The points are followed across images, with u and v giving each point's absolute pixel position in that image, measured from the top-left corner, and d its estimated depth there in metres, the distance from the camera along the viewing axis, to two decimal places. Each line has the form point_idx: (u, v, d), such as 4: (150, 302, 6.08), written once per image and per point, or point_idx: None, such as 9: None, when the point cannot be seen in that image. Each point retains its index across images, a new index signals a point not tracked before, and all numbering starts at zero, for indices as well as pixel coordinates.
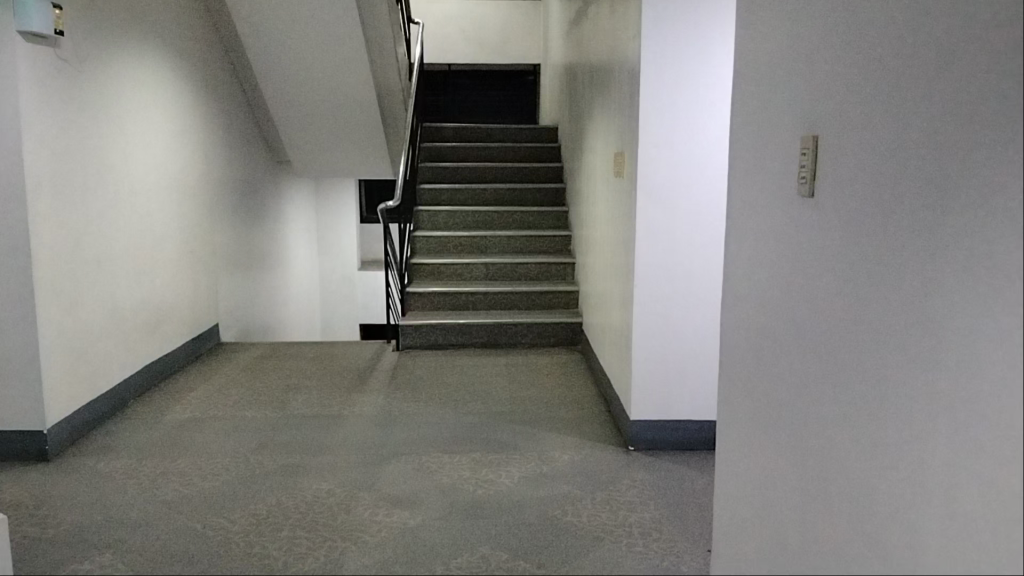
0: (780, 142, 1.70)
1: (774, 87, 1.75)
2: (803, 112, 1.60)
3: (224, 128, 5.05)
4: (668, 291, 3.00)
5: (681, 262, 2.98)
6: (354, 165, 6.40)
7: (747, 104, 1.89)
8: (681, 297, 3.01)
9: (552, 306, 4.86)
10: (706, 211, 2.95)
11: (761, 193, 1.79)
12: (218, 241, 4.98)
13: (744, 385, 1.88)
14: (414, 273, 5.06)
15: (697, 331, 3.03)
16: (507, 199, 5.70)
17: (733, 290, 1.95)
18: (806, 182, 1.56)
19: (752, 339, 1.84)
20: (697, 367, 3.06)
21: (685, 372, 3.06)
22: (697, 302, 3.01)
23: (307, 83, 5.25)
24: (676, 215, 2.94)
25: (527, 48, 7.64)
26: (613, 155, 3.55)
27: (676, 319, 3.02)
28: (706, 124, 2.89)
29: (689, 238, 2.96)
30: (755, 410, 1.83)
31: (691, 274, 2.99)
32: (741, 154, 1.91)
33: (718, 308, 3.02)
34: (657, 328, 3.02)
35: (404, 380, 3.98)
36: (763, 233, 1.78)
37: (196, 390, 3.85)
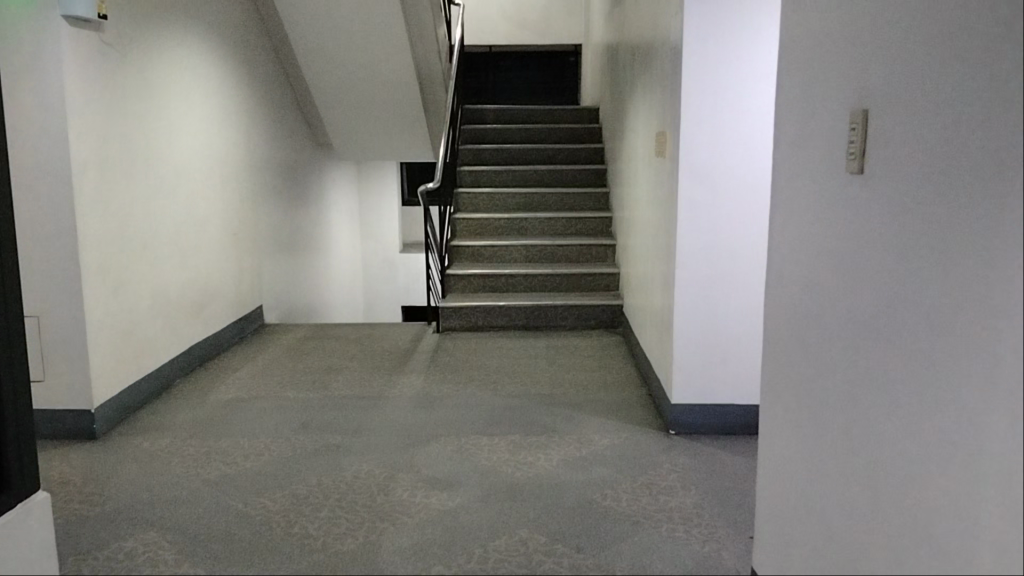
0: (827, 120, 1.64)
1: (820, 64, 1.69)
2: (851, 87, 1.53)
3: (267, 113, 5.09)
4: (711, 273, 2.94)
5: (723, 244, 2.92)
6: (395, 148, 6.42)
7: (791, 80, 1.83)
8: (724, 279, 2.95)
9: (593, 288, 4.82)
10: (750, 191, 2.89)
11: (806, 173, 1.74)
12: (262, 224, 5.03)
13: (789, 370, 1.84)
14: (454, 255, 5.05)
15: (740, 314, 2.97)
16: (547, 181, 5.65)
17: (776, 274, 1.90)
18: (855, 158, 1.49)
19: (797, 323, 1.79)
20: (741, 351, 3.00)
21: (728, 354, 3.00)
22: (741, 284, 2.95)
23: (347, 66, 5.25)
24: (720, 197, 2.88)
25: (569, 28, 7.55)
26: (655, 135, 3.49)
27: (719, 301, 2.96)
28: (751, 101, 2.82)
29: (732, 219, 2.90)
30: (799, 396, 1.78)
31: (735, 257, 2.93)
32: (786, 132, 1.86)
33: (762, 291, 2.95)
34: (700, 312, 2.97)
35: (444, 362, 3.98)
36: (809, 215, 1.73)
37: (239, 371, 3.89)
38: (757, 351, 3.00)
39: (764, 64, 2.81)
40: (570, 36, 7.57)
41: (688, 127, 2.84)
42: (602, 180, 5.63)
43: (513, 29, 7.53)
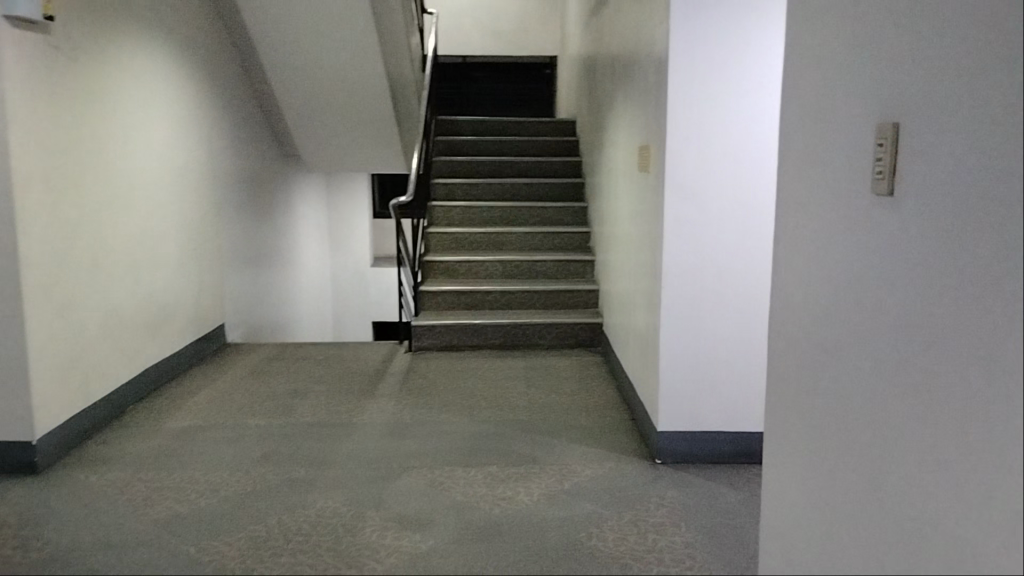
0: (846, 136, 1.49)
1: (834, 76, 1.54)
2: (876, 100, 1.39)
3: (230, 124, 4.89)
4: (701, 294, 2.79)
5: (711, 262, 2.77)
6: (366, 160, 6.23)
7: (800, 92, 1.69)
8: (713, 300, 2.80)
9: (572, 305, 4.66)
10: (740, 208, 2.74)
11: (820, 195, 1.59)
12: (225, 239, 4.82)
13: (799, 407, 1.68)
14: (428, 271, 4.86)
15: (730, 337, 2.82)
16: (523, 194, 5.49)
17: (784, 303, 1.75)
18: (884, 179, 1.34)
19: (809, 358, 1.63)
20: (730, 376, 2.85)
21: (718, 380, 2.85)
22: (732, 305, 2.80)
23: (315, 73, 5.06)
24: (708, 213, 2.73)
25: (545, 39, 7.42)
26: (637, 148, 3.34)
27: (709, 324, 2.81)
28: (739, 115, 2.68)
29: (720, 236, 2.75)
30: (813, 437, 1.62)
31: (724, 276, 2.78)
32: (795, 144, 1.71)
33: (752, 313, 2.81)
34: (690, 335, 2.81)
35: (416, 384, 3.79)
36: (824, 240, 1.57)
37: (198, 395, 3.67)
38: (748, 376, 2.85)
39: (755, 72, 2.67)
40: (547, 48, 7.45)
41: (674, 137, 2.69)
42: (579, 194, 5.48)
43: (488, 40, 7.38)
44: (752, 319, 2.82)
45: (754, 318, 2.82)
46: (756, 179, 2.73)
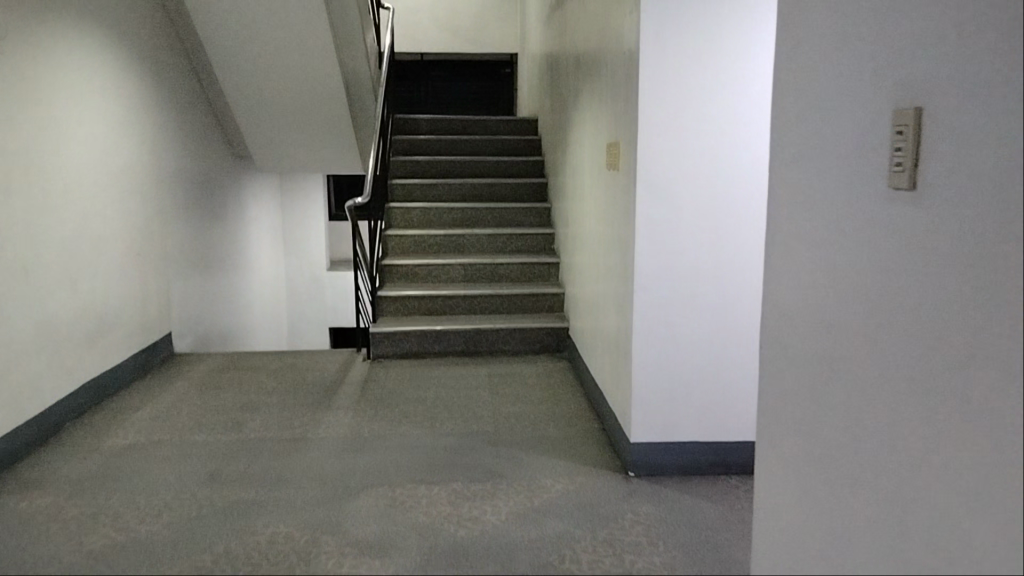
0: (850, 125, 1.35)
1: (833, 60, 1.41)
2: (885, 82, 1.25)
3: (175, 122, 4.65)
4: (674, 297, 2.66)
5: (685, 264, 2.64)
6: (321, 160, 6.02)
7: (794, 80, 1.55)
8: (687, 304, 2.67)
9: (536, 309, 4.51)
10: (715, 208, 2.62)
11: (818, 192, 1.46)
12: (171, 243, 4.58)
13: (793, 423, 1.54)
14: (386, 275, 4.68)
15: (704, 343, 2.70)
16: (484, 195, 5.33)
17: (777, 310, 1.61)
18: (905, 169, 1.18)
19: (804, 369, 1.50)
20: (705, 383, 2.72)
21: (692, 387, 2.72)
22: (706, 309, 2.68)
23: (266, 68, 4.84)
24: (682, 212, 2.60)
25: (504, 37, 7.28)
26: (605, 145, 3.20)
27: (683, 329, 2.68)
28: (712, 110, 2.57)
29: (693, 237, 2.62)
30: (808, 455, 1.48)
31: (699, 278, 2.66)
32: (788, 137, 1.58)
33: (727, 317, 2.69)
34: (663, 340, 2.68)
35: (375, 395, 3.61)
36: (821, 239, 1.44)
37: (142, 410, 3.45)
38: (724, 383, 2.73)
39: (729, 64, 2.55)
40: (506, 47, 7.30)
41: (646, 132, 2.56)
42: (542, 195, 5.35)
43: (446, 37, 7.22)
44: (728, 323, 2.70)
45: (730, 322, 2.69)
46: (731, 177, 2.61)
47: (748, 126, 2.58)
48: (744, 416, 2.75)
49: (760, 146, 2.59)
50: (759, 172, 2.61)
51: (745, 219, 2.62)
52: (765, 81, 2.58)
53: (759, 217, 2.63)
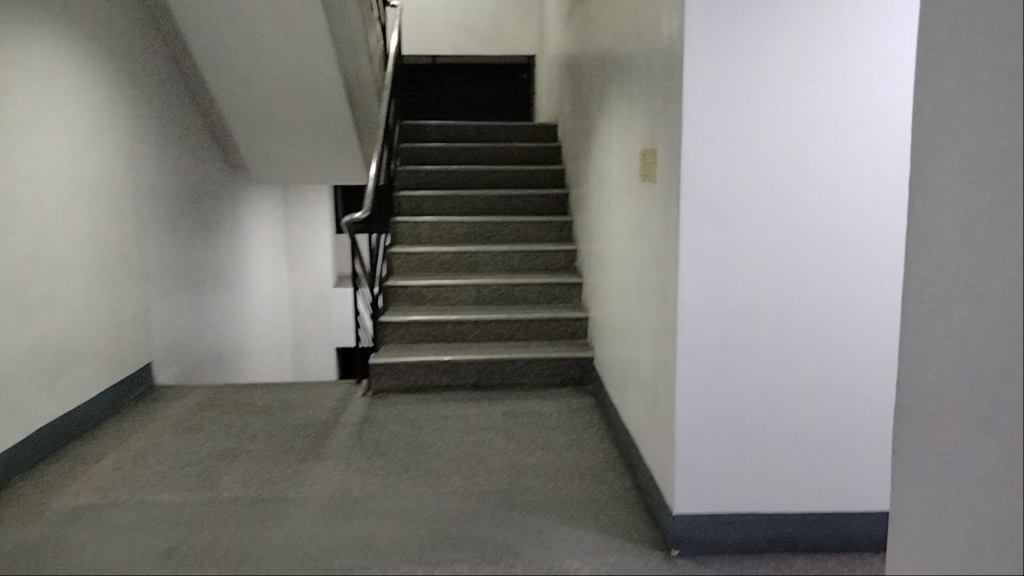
0: None
1: None
2: None
3: (157, 130, 4.24)
4: (726, 335, 2.21)
5: (739, 298, 2.20)
6: (322, 171, 5.59)
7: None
8: (741, 346, 2.22)
9: (557, 336, 4.03)
10: (776, 229, 2.18)
11: None
12: (152, 264, 4.14)
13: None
14: (390, 298, 4.20)
15: (762, 393, 2.24)
16: (499, 208, 4.87)
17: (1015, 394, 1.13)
18: None
19: None
20: (765, 437, 2.26)
21: (750, 442, 2.26)
22: (766, 347, 2.22)
23: (258, 68, 4.42)
24: (734, 235, 2.17)
25: (522, 37, 6.82)
26: (637, 152, 2.72)
27: (737, 372, 2.22)
28: (773, 112, 2.13)
29: (749, 265, 2.19)
30: None
31: (755, 312, 2.21)
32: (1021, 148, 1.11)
33: (789, 361, 2.24)
34: (714, 387, 2.22)
35: (373, 441, 3.15)
36: None
37: (104, 460, 3.01)
38: (789, 437, 2.26)
39: (793, 49, 2.11)
40: (523, 48, 6.83)
41: (690, 132, 2.11)
42: (562, 207, 4.88)
43: (458, 38, 6.77)
44: (793, 364, 2.24)
45: (794, 363, 2.24)
46: (795, 187, 2.16)
47: (815, 133, 2.15)
48: (811, 478, 2.28)
49: (829, 153, 2.16)
50: (828, 179, 2.16)
51: (811, 243, 2.19)
52: (838, 75, 2.13)
53: (828, 241, 2.19)
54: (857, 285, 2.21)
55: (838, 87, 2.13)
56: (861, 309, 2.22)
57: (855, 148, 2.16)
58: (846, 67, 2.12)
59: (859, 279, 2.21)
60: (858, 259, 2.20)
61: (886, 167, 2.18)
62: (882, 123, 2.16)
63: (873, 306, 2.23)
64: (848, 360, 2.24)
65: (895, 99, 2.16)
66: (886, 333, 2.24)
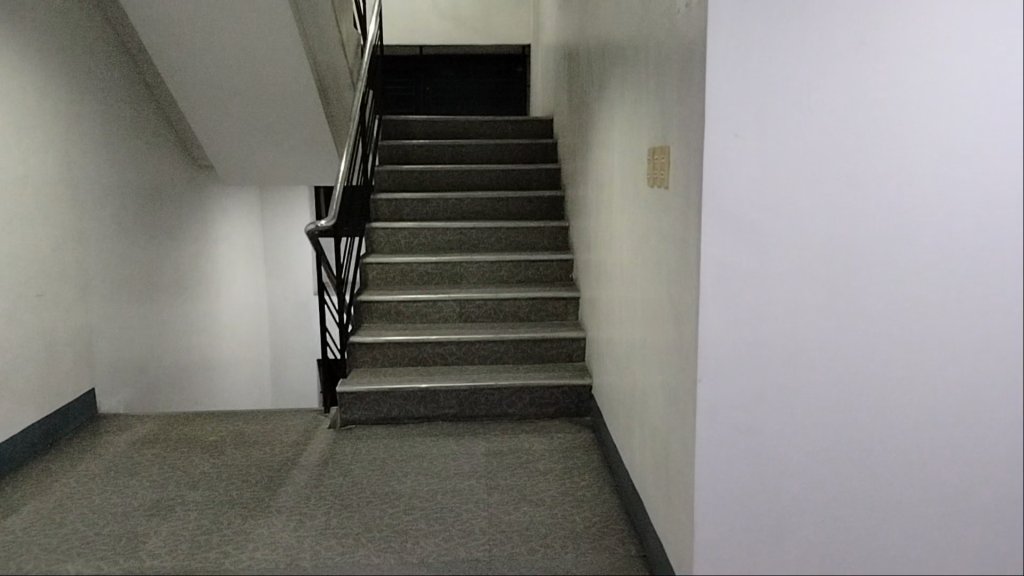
0: None
1: None
2: None
3: (102, 128, 3.77)
4: (758, 381, 1.82)
5: (772, 336, 1.81)
6: (297, 170, 5.13)
7: None
8: (774, 395, 1.83)
9: (551, 358, 3.57)
10: (818, 255, 1.79)
11: None
12: (97, 277, 3.68)
13: None
14: (362, 315, 3.74)
15: (799, 450, 1.86)
16: (488, 212, 4.40)
17: None
18: None
19: None
20: (801, 505, 1.88)
21: (782, 510, 1.88)
22: (804, 394, 1.84)
23: (217, 55, 3.95)
24: (768, 261, 1.78)
25: (517, 24, 6.34)
26: (644, 151, 2.26)
27: (769, 425, 1.84)
28: (814, 110, 1.75)
29: (785, 296, 1.80)
30: None
31: (792, 352, 1.82)
32: None
33: (830, 411, 1.85)
34: (742, 444, 1.84)
35: (334, 489, 2.70)
36: None
37: (15, 514, 2.55)
38: (831, 503, 1.89)
39: (835, 27, 1.73)
40: (518, 39, 6.35)
41: (714, 127, 1.72)
42: (557, 211, 4.42)
43: (448, 26, 6.29)
44: (836, 415, 1.86)
45: (840, 412, 1.86)
46: (841, 199, 1.78)
47: (865, 135, 1.77)
48: (854, 551, 1.91)
49: (880, 162, 1.78)
50: (881, 187, 1.79)
51: (859, 271, 1.81)
52: (891, 67, 1.76)
53: (878, 268, 1.81)
54: (911, 320, 1.85)
55: (892, 81, 1.76)
56: (915, 348, 1.85)
57: (912, 159, 1.79)
58: (899, 50, 1.76)
59: (913, 312, 1.84)
60: (915, 286, 1.83)
61: (946, 181, 1.81)
62: (942, 128, 1.79)
63: (932, 345, 1.86)
64: (898, 408, 1.87)
65: (958, 92, 1.79)
66: (944, 378, 1.87)
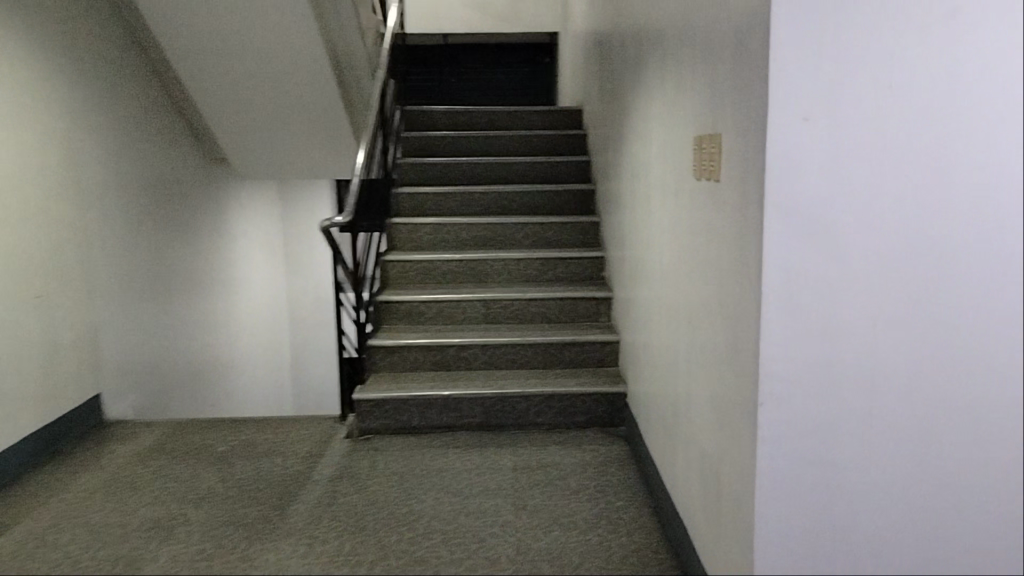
0: None
1: None
2: None
3: (109, 120, 3.59)
4: (827, 404, 1.58)
5: (844, 355, 1.57)
6: (315, 163, 4.94)
7: None
8: (846, 422, 1.59)
9: (583, 363, 3.34)
10: (899, 261, 1.55)
11: None
12: (103, 277, 3.50)
13: None
14: (381, 315, 3.53)
15: (874, 484, 1.62)
16: (515, 206, 4.17)
17: None
18: None
19: None
20: (875, 545, 1.64)
21: (854, 551, 1.64)
22: (882, 418, 1.60)
23: (228, 42, 3.75)
24: (840, 268, 1.54)
25: (545, 10, 6.09)
26: (690, 139, 2.01)
27: (841, 454, 1.60)
28: (896, 94, 1.50)
29: (860, 310, 1.56)
30: None
31: (867, 372, 1.58)
32: None
33: (911, 439, 1.61)
34: (810, 476, 1.60)
35: (348, 509, 2.49)
36: None
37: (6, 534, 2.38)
38: (909, 544, 1.65)
39: None
40: (547, 26, 6.10)
41: (779, 111, 1.47)
42: (588, 205, 4.18)
43: (473, 13, 6.06)
44: (917, 442, 1.61)
45: (923, 439, 1.61)
46: (926, 194, 1.53)
47: (955, 124, 1.52)
48: None
49: (972, 154, 1.53)
50: (973, 180, 1.54)
51: (947, 279, 1.56)
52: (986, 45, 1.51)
53: (970, 275, 1.57)
54: (1006, 336, 1.60)
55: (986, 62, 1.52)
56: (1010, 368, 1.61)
57: (1009, 151, 1.55)
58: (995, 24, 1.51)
59: (1009, 328, 1.60)
60: (1012, 294, 1.58)
61: None
62: None
63: None
64: (989, 436, 1.63)
65: None
66: None
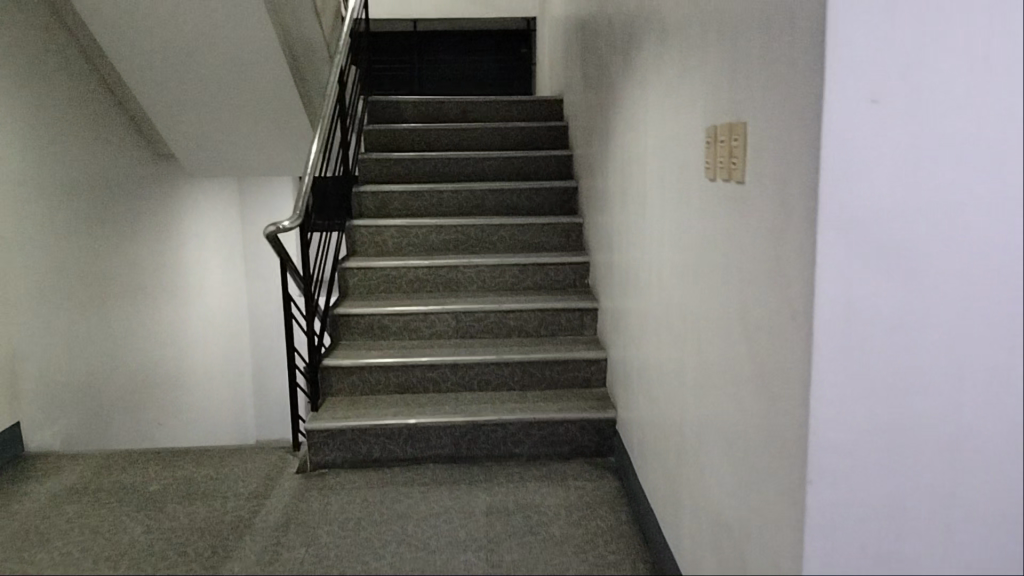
0: None
1: None
2: None
3: (31, 111, 3.17)
4: (887, 474, 1.24)
5: (913, 413, 1.22)
6: (271, 159, 4.53)
7: None
8: (913, 497, 1.25)
9: (566, 384, 2.97)
10: (988, 292, 1.20)
11: None
12: (21, 291, 3.08)
13: None
14: (339, 329, 3.14)
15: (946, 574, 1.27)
16: (490, 206, 3.79)
17: None
18: None
19: None
20: None
21: None
22: (962, 494, 1.25)
23: (167, 25, 3.34)
24: (910, 303, 1.19)
25: None
26: (700, 132, 1.65)
27: (905, 537, 1.26)
28: (988, 77, 1.15)
29: (936, 355, 1.21)
30: None
31: (942, 434, 1.23)
32: None
33: (996, 517, 1.26)
34: (867, 566, 1.26)
35: (292, 568, 2.12)
36: None
37: None
38: None
39: None
40: (523, 11, 5.72)
41: (836, 95, 1.12)
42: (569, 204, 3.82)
43: None
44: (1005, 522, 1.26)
45: (1017, 524, 1.26)
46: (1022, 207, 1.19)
47: None
48: None
49: None
50: None
51: None
52: None
53: None
54: None
55: None
56: None
57: None
58: None
59: None
60: None
61: None
62: None
63: None
64: None
65: None
66: None
